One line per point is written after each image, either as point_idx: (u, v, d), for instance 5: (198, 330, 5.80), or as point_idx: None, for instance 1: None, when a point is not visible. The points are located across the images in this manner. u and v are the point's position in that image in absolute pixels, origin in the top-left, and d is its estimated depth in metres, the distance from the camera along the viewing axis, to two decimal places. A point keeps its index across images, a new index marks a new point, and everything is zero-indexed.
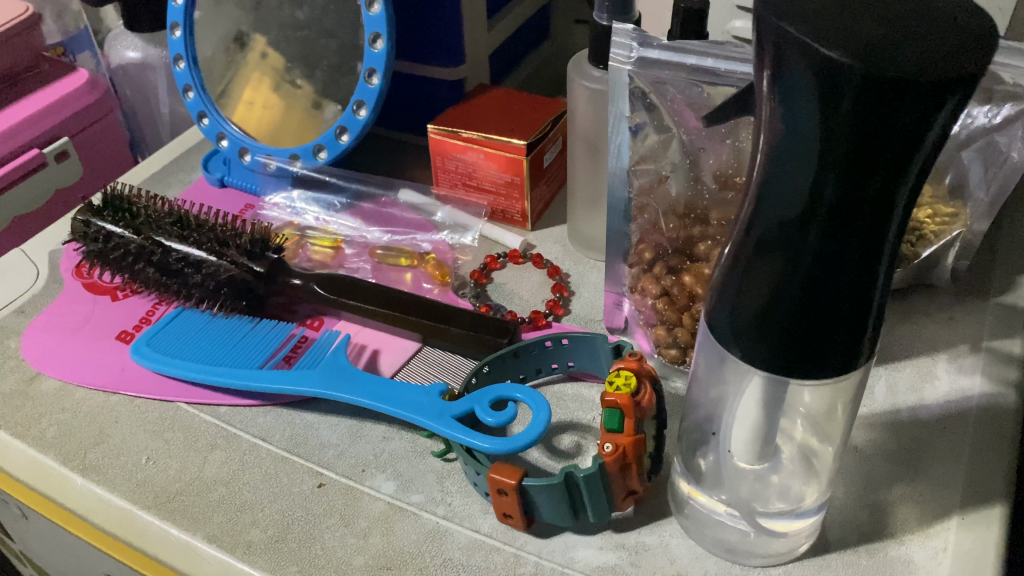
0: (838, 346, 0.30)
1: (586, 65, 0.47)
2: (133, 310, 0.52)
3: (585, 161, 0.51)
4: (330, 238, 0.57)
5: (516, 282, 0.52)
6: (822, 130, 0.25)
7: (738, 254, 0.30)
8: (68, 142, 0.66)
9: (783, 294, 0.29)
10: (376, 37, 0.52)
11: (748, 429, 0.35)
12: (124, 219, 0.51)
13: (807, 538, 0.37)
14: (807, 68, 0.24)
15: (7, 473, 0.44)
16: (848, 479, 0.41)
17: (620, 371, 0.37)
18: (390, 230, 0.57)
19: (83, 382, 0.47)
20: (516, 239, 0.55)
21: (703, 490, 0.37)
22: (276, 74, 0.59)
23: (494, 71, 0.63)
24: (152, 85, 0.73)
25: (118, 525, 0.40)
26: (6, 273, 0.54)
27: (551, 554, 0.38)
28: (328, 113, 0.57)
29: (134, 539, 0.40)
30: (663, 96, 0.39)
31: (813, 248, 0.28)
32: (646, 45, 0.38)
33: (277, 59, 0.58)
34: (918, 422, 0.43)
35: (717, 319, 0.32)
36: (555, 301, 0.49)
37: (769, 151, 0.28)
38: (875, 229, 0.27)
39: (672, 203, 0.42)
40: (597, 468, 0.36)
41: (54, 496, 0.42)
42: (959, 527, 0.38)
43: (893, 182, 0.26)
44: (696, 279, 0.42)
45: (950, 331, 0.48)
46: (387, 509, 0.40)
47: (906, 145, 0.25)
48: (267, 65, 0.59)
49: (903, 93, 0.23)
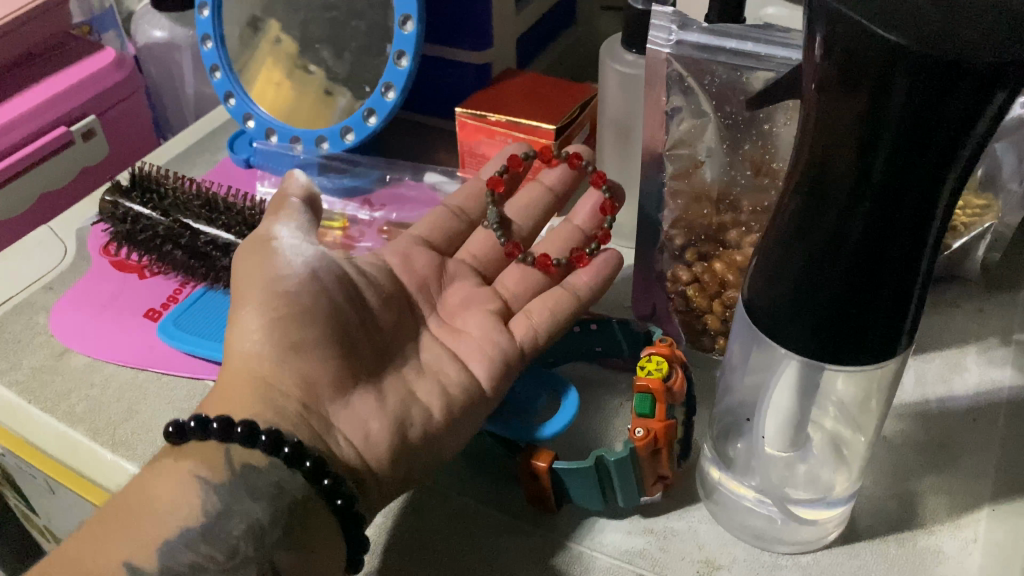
0: (879, 330, 0.30)
1: (619, 50, 0.47)
2: (160, 289, 0.51)
3: (615, 145, 0.51)
4: (337, 219, 0.57)
5: (531, 195, 0.50)
6: (872, 114, 0.25)
7: (778, 238, 0.30)
8: (95, 120, 0.67)
9: (825, 279, 0.29)
10: (406, 19, 0.52)
11: (782, 416, 0.35)
12: (152, 200, 0.50)
13: (836, 526, 0.37)
14: (860, 51, 0.24)
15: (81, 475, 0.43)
16: (877, 469, 0.41)
17: (651, 356, 0.38)
18: (398, 208, 0.58)
19: (112, 359, 0.47)
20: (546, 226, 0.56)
21: (732, 475, 0.37)
22: (289, 59, 0.59)
23: (520, 55, 0.63)
24: (177, 66, 0.74)
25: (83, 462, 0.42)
26: (35, 249, 0.55)
27: (580, 537, 0.38)
28: (340, 100, 0.58)
29: (99, 478, 0.42)
30: (701, 81, 0.38)
31: (857, 231, 0.28)
32: (685, 28, 0.38)
33: (290, 44, 0.58)
34: (948, 414, 0.43)
35: (756, 303, 0.32)
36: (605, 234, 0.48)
37: (812, 133, 0.28)
38: (922, 215, 0.27)
39: (706, 189, 0.42)
40: (629, 453, 0.36)
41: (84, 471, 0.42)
42: (989, 518, 0.38)
43: (942, 169, 0.26)
44: (728, 267, 0.42)
45: (981, 324, 0.47)
46: (414, 490, 0.40)
47: (961, 130, 0.24)
48: (280, 51, 0.59)
49: (957, 76, 0.23)
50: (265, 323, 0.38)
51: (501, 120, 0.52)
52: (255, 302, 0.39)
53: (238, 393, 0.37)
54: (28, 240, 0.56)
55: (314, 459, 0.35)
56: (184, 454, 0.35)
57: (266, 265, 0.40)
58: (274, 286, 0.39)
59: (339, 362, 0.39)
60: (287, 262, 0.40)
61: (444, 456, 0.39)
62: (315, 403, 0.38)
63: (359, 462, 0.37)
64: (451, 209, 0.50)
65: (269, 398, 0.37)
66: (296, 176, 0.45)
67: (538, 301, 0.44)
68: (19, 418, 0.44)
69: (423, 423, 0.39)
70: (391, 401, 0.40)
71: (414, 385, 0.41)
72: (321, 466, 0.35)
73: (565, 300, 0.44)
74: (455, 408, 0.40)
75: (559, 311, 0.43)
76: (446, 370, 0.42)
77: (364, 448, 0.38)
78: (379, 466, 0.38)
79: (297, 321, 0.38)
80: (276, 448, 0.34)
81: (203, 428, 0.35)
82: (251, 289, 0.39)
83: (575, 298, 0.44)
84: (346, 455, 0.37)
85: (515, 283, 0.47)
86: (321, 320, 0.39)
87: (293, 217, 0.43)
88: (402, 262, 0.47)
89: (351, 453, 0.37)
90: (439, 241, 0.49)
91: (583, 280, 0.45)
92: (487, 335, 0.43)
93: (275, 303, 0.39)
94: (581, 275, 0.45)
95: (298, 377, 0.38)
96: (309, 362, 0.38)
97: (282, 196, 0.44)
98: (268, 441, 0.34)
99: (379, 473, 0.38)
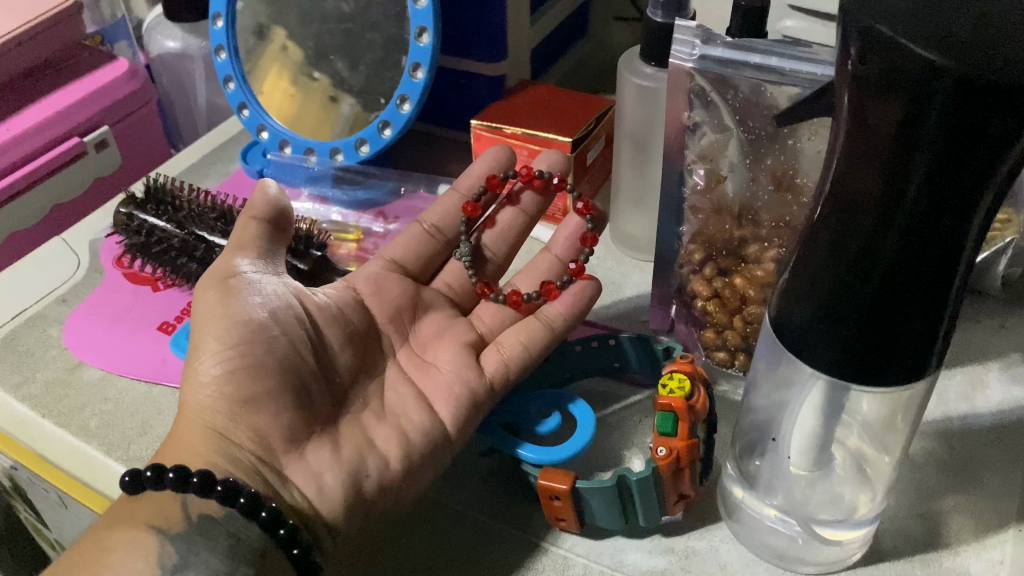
0: (909, 352, 0.29)
1: (637, 63, 0.47)
2: (174, 301, 0.51)
3: (632, 157, 0.50)
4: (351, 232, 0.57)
5: (507, 223, 0.51)
6: (906, 135, 0.25)
7: (806, 256, 0.30)
8: (108, 131, 0.67)
9: (855, 299, 0.28)
10: (422, 31, 0.52)
11: (806, 437, 0.34)
12: (166, 212, 0.50)
13: (860, 547, 0.37)
14: (896, 71, 0.24)
15: (80, 483, 0.42)
16: (901, 487, 0.40)
17: (673, 373, 0.37)
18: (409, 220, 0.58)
19: (126, 373, 0.46)
20: (545, 231, 0.57)
21: (755, 494, 0.37)
22: (295, 67, 0.59)
23: (534, 66, 0.63)
24: (189, 75, 0.73)
25: (84, 470, 0.42)
26: (47, 261, 0.55)
27: (600, 556, 0.38)
28: (345, 106, 0.58)
29: (95, 483, 0.42)
30: (724, 95, 0.38)
31: (890, 251, 0.27)
32: (708, 43, 0.37)
33: (298, 52, 0.58)
34: (971, 431, 0.42)
35: (783, 322, 0.32)
36: (580, 265, 0.47)
37: (843, 153, 0.27)
38: (956, 234, 0.26)
39: (728, 203, 0.41)
40: (651, 472, 0.35)
41: (87, 480, 0.42)
42: (1016, 540, 0.37)
43: (978, 189, 0.25)
44: (748, 282, 0.41)
45: (1003, 340, 0.47)
46: (432, 509, 0.40)
47: (999, 150, 0.24)
48: (288, 59, 0.59)
49: (996, 97, 0.23)
50: (219, 373, 0.38)
51: (516, 132, 0.51)
52: (209, 352, 0.39)
53: (193, 442, 0.37)
54: (41, 252, 0.55)
55: (269, 510, 0.35)
56: (139, 505, 0.35)
57: (220, 310, 0.40)
58: (228, 335, 0.39)
59: (293, 414, 0.39)
60: (244, 308, 0.40)
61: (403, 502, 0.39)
62: (270, 457, 0.38)
63: (309, 510, 0.38)
64: (427, 229, 0.51)
65: (225, 453, 0.37)
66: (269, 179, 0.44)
67: (509, 333, 0.44)
68: (31, 431, 0.44)
69: (379, 475, 0.39)
70: (346, 451, 0.39)
71: (373, 433, 0.41)
72: (277, 516, 0.35)
73: (538, 334, 0.44)
74: (415, 456, 0.40)
75: (530, 345, 0.43)
76: (409, 414, 0.42)
77: (317, 500, 0.38)
78: (335, 520, 0.38)
79: (250, 375, 0.38)
80: (232, 498, 0.35)
81: (158, 479, 0.35)
82: (208, 333, 0.39)
83: (548, 330, 0.44)
84: (297, 504, 0.37)
85: (491, 317, 0.48)
86: (275, 372, 0.39)
87: (251, 252, 0.42)
88: (375, 291, 0.47)
89: (302, 501, 0.38)
90: (415, 266, 0.50)
91: (556, 313, 0.45)
92: (455, 372, 0.43)
93: (228, 355, 0.38)
94: (555, 307, 0.45)
95: (251, 430, 0.38)
96: (263, 416, 0.38)
97: (244, 221, 0.43)
98: (224, 492, 0.34)
99: (332, 522, 0.38)
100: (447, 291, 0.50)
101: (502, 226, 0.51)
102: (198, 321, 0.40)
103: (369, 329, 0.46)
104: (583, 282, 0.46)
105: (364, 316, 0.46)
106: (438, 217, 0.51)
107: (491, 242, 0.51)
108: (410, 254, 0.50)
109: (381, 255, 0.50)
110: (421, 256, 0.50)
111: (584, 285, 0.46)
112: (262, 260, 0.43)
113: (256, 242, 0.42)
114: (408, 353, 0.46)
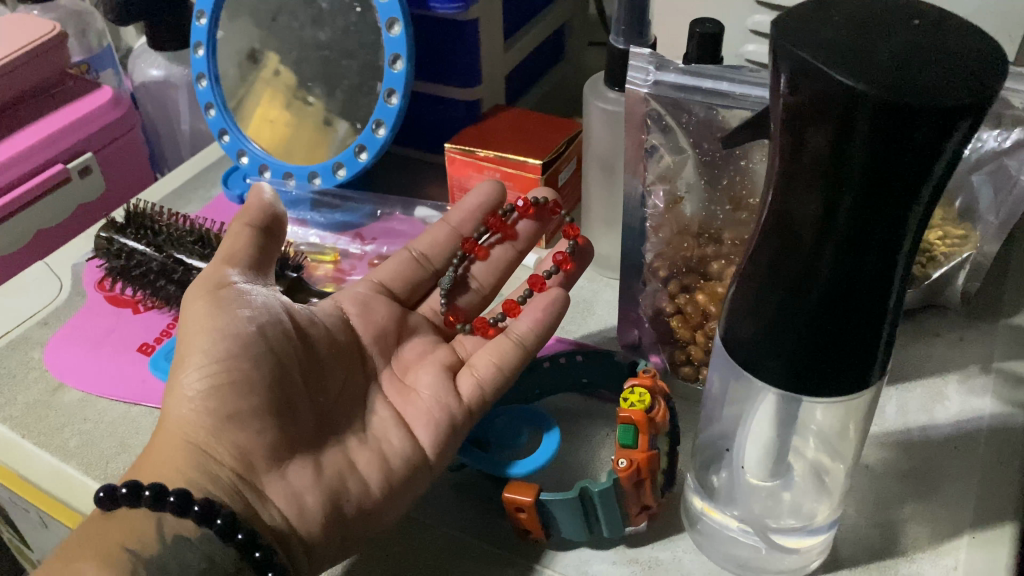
0: (853, 364, 0.30)
1: (602, 87, 0.48)
2: (154, 323, 0.52)
3: (600, 178, 0.52)
4: (328, 254, 0.59)
5: (498, 256, 0.52)
6: (840, 158, 0.26)
7: (753, 274, 0.31)
8: (91, 158, 0.68)
9: (801, 315, 0.30)
10: (396, 58, 0.54)
11: (762, 447, 0.35)
12: (145, 236, 0.51)
13: (818, 555, 0.37)
14: (824, 95, 0.25)
15: (57, 501, 0.43)
16: (860, 497, 0.41)
17: (634, 389, 0.38)
18: (388, 243, 0.59)
19: (106, 394, 0.47)
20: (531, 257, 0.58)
21: (716, 505, 0.38)
22: (290, 91, 0.60)
23: (508, 92, 0.64)
24: (173, 103, 0.75)
25: (60, 487, 0.43)
26: (30, 285, 0.56)
27: (565, 567, 0.39)
28: (340, 130, 0.59)
29: (70, 499, 0.43)
30: (678, 119, 0.40)
31: (829, 268, 0.28)
32: (662, 69, 0.39)
33: (292, 76, 0.59)
34: (929, 442, 0.43)
35: (734, 339, 0.33)
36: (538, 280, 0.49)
37: (783, 175, 0.29)
38: (889, 252, 0.28)
39: (687, 222, 0.43)
40: (612, 484, 0.36)
41: (62, 497, 0.43)
42: (970, 546, 0.38)
43: (907, 208, 0.27)
44: (709, 298, 0.43)
45: (960, 353, 0.48)
46: (406, 526, 0.42)
47: (923, 168, 0.25)
48: (281, 82, 0.60)
49: (914, 121, 0.24)
50: (202, 388, 0.39)
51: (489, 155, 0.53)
52: (194, 365, 0.39)
53: (170, 456, 0.38)
54: (24, 276, 0.56)
55: (246, 532, 0.36)
56: (114, 522, 0.36)
57: (210, 322, 0.40)
58: (214, 348, 0.40)
59: (276, 432, 0.40)
60: (230, 317, 0.41)
61: (362, 509, 0.40)
62: (251, 476, 0.39)
63: (291, 534, 0.38)
64: (415, 256, 0.52)
65: (206, 467, 0.38)
66: (261, 187, 0.46)
67: (482, 354, 0.45)
68: (15, 455, 0.45)
69: (360, 498, 0.40)
70: (328, 473, 0.40)
71: (355, 456, 0.42)
72: (253, 538, 0.36)
73: (509, 353, 0.45)
74: (387, 476, 0.41)
75: (503, 364, 0.44)
76: (391, 438, 0.43)
77: (297, 520, 0.39)
78: (310, 536, 0.39)
79: (234, 390, 0.39)
80: (209, 519, 0.36)
81: (135, 497, 0.36)
82: (192, 348, 0.40)
83: (517, 347, 0.45)
84: (276, 526, 0.38)
85: (472, 344, 0.49)
86: (258, 389, 0.39)
87: (239, 265, 0.44)
88: (363, 311, 0.49)
89: (281, 522, 0.38)
90: (401, 290, 0.51)
91: (525, 328, 0.45)
92: (435, 396, 0.44)
93: (211, 369, 0.39)
94: (525, 321, 0.45)
95: (234, 448, 0.39)
96: (245, 435, 0.39)
97: (238, 228, 0.44)
98: (201, 512, 0.35)
99: (309, 539, 0.38)
100: (433, 315, 0.52)
101: (492, 258, 0.52)
102: (183, 334, 0.41)
103: (354, 345, 0.47)
104: (550, 295, 0.46)
105: (351, 336, 0.47)
106: (429, 247, 0.53)
107: (478, 273, 0.52)
108: (397, 279, 0.51)
109: (369, 277, 0.51)
110: (408, 280, 0.52)
111: (550, 297, 0.46)
112: (251, 274, 0.44)
113: (244, 250, 0.44)
114: (391, 377, 0.47)
